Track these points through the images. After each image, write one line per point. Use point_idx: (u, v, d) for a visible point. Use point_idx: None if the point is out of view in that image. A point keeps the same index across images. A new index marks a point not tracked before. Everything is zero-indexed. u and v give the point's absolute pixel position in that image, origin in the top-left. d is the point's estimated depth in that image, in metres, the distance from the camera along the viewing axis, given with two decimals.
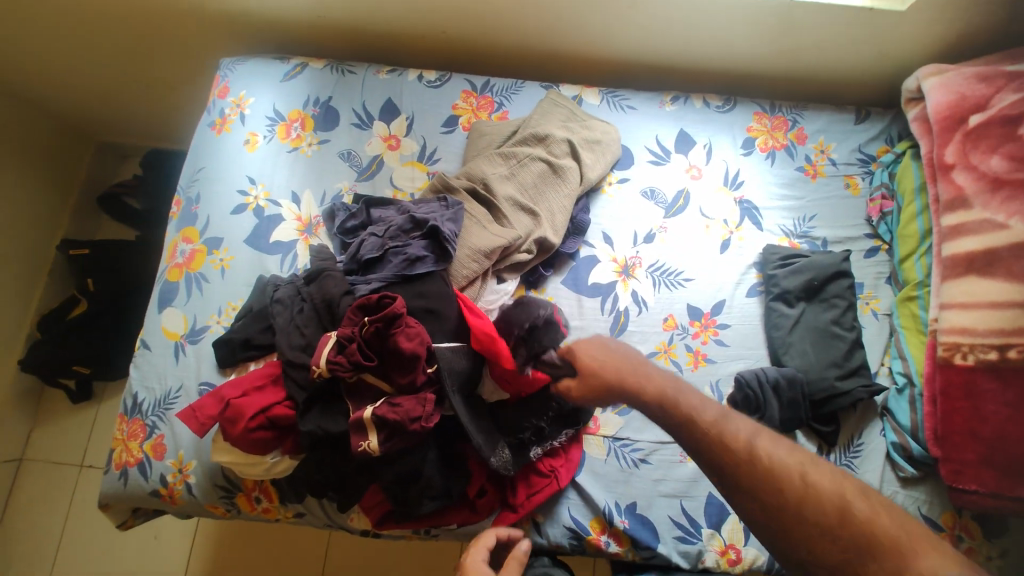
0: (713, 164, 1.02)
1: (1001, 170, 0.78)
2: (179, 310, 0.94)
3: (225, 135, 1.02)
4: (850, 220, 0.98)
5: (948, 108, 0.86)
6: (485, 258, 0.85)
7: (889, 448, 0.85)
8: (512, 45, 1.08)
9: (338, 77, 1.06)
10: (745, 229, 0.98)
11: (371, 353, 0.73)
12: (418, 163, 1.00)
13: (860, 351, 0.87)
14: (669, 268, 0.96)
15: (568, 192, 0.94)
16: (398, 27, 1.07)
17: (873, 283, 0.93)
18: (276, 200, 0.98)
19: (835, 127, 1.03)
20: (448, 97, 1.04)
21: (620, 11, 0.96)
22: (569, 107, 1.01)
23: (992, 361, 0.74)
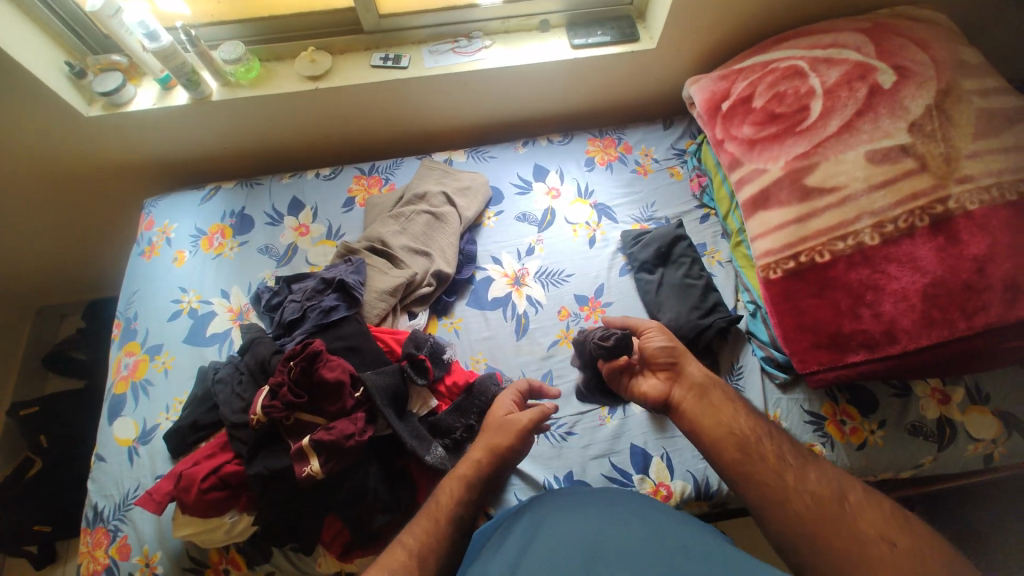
0: (567, 183, 1.26)
1: (751, 134, 1.04)
2: (129, 418, 1.00)
3: (156, 258, 1.18)
4: (680, 199, 1.22)
5: (707, 103, 1.15)
6: (390, 295, 1.02)
7: (763, 364, 1.01)
8: (388, 134, 1.33)
9: (249, 190, 1.26)
10: (605, 226, 1.19)
11: (301, 391, 0.85)
12: (329, 240, 1.18)
13: (713, 292, 1.07)
14: (552, 270, 1.14)
15: (453, 230, 1.14)
16: (291, 141, 1.31)
17: (711, 241, 1.16)
18: (209, 300, 1.12)
19: (650, 136, 1.32)
20: (344, 184, 1.26)
21: (455, 91, 1.23)
22: (441, 167, 1.25)
23: (793, 268, 0.93)
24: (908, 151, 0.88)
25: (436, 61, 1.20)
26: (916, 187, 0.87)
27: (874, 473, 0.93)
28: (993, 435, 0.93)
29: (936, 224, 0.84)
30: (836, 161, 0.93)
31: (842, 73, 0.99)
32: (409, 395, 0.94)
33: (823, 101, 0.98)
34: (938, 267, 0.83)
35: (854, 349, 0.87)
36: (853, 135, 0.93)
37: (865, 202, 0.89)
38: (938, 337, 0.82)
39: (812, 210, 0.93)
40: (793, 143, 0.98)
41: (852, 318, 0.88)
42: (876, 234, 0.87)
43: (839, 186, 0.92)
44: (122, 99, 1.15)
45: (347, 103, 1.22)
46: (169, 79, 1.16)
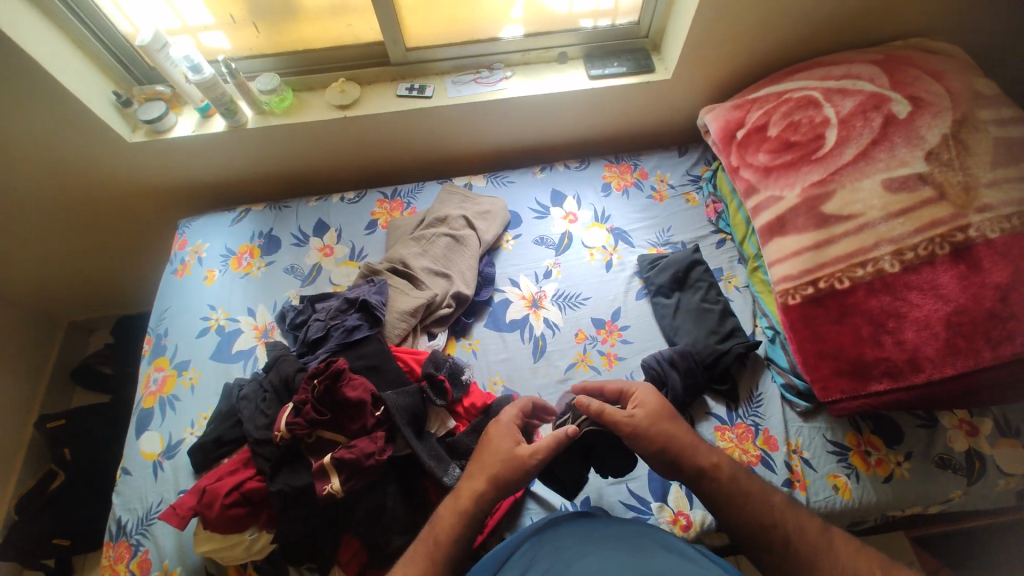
0: (584, 208, 1.28)
1: (767, 161, 1.06)
2: (155, 432, 1.03)
3: (187, 277, 1.23)
4: (696, 224, 1.23)
5: (723, 131, 1.17)
6: (410, 316, 1.04)
7: (783, 391, 1.00)
8: (411, 160, 1.38)
9: (277, 212, 1.31)
10: (621, 250, 1.21)
11: (323, 409, 0.86)
12: (351, 261, 1.22)
13: (730, 318, 1.07)
14: (569, 293, 1.15)
15: (472, 253, 1.16)
16: (319, 166, 1.37)
17: (728, 266, 1.17)
18: (235, 318, 1.16)
19: (666, 162, 1.35)
20: (367, 208, 1.31)
21: (477, 119, 1.28)
22: (461, 192, 1.28)
23: (811, 294, 0.93)
24: (926, 180, 0.89)
25: (459, 91, 1.25)
26: (935, 215, 0.87)
27: (903, 507, 0.91)
28: None
29: (957, 252, 0.84)
30: (853, 189, 0.94)
31: (856, 103, 1.01)
32: (427, 415, 0.95)
33: (838, 131, 0.99)
34: (960, 295, 0.82)
35: (877, 377, 0.86)
36: (870, 163, 0.94)
37: (883, 229, 0.89)
38: (963, 366, 0.81)
39: (830, 236, 0.93)
40: (810, 171, 1.00)
41: (873, 345, 0.87)
42: (896, 260, 0.87)
43: (857, 213, 0.92)
44: (164, 127, 1.22)
45: (373, 131, 1.27)
46: (208, 108, 1.23)
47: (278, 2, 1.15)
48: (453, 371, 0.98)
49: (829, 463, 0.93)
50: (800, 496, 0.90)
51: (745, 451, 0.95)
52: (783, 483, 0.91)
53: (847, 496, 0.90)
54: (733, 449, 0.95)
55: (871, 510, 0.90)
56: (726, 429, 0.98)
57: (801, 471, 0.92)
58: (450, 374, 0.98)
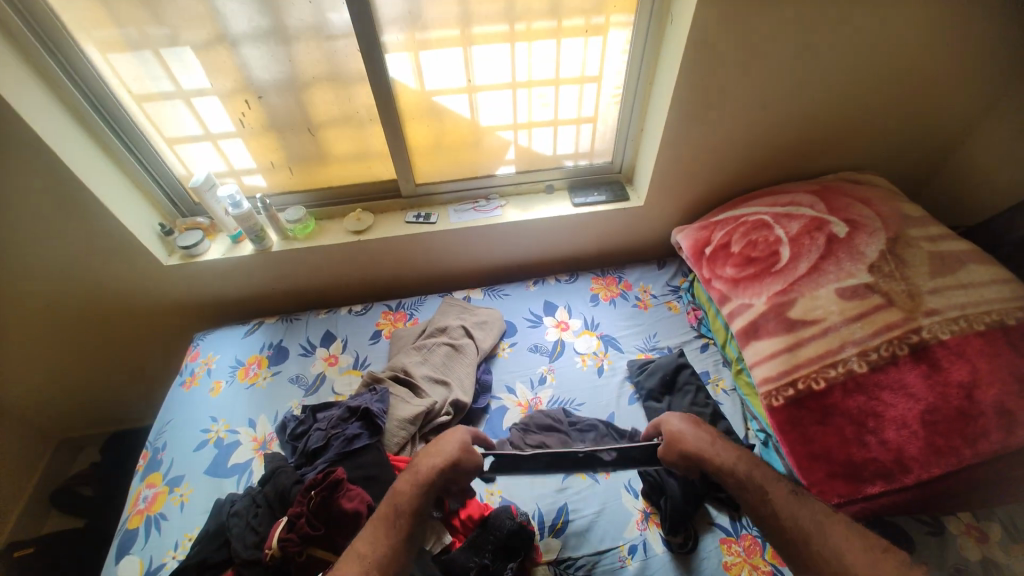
0: (575, 317, 1.38)
1: (734, 273, 1.19)
2: (135, 556, 0.98)
3: (194, 388, 1.27)
4: (680, 330, 1.33)
5: (692, 248, 1.32)
6: (410, 423, 1.07)
7: None
8: (415, 276, 1.52)
9: (288, 324, 1.40)
10: (611, 355, 1.28)
11: (317, 522, 0.85)
12: (354, 370, 1.28)
13: (721, 420, 1.10)
14: (564, 399, 1.19)
15: (470, 360, 1.23)
16: (331, 282, 1.50)
17: (714, 369, 1.23)
18: (236, 429, 1.18)
19: (647, 275, 1.49)
20: (373, 319, 1.40)
21: (475, 240, 1.44)
22: (460, 304, 1.39)
23: (792, 395, 0.98)
24: (874, 288, 1.00)
25: (460, 218, 1.43)
26: (888, 319, 0.96)
27: None
28: None
29: (915, 352, 0.92)
30: (812, 297, 1.05)
31: (802, 224, 1.17)
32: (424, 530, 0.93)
33: (791, 247, 1.14)
34: (929, 393, 0.88)
35: (870, 479, 0.87)
36: (822, 274, 1.07)
37: (845, 332, 0.98)
38: (949, 465, 0.83)
39: (799, 339, 1.02)
40: (772, 281, 1.12)
41: (859, 446, 0.90)
42: (863, 361, 0.94)
43: (820, 318, 1.02)
44: (198, 251, 1.37)
45: (383, 252, 1.43)
46: (240, 235, 1.39)
47: (311, 152, 1.38)
48: None
49: None
50: None
51: (755, 566, 0.91)
52: None
53: None
54: (742, 565, 0.92)
55: None
56: (732, 542, 0.95)
57: None
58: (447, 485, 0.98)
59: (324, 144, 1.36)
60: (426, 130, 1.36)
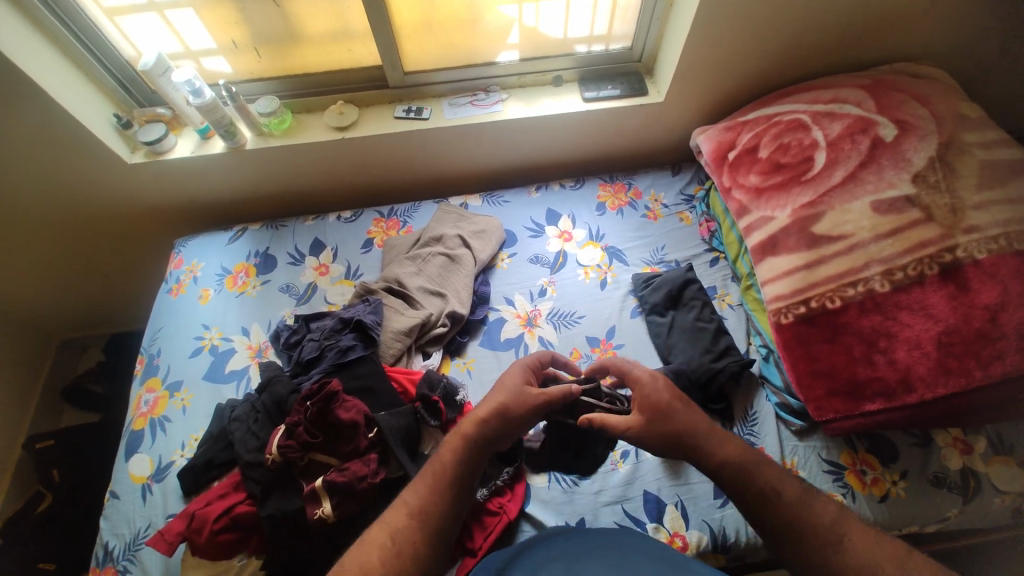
0: (579, 227, 1.29)
1: (758, 182, 1.08)
2: (145, 454, 1.03)
3: (181, 296, 1.23)
4: (690, 243, 1.25)
5: (714, 152, 1.19)
6: (405, 335, 1.04)
7: (778, 410, 1.00)
8: (407, 181, 1.39)
9: (273, 231, 1.32)
10: (616, 268, 1.22)
11: (315, 431, 0.85)
12: (347, 280, 1.22)
13: (724, 335, 1.07)
14: (564, 312, 1.16)
15: (467, 272, 1.17)
16: (317, 187, 1.37)
17: (722, 284, 1.17)
18: (229, 337, 1.16)
19: (659, 181, 1.36)
20: (363, 227, 1.32)
21: (472, 140, 1.29)
22: (457, 212, 1.29)
23: (803, 313, 0.93)
24: (913, 202, 0.91)
25: (455, 113, 1.27)
26: (922, 236, 0.88)
27: (900, 526, 0.91)
28: (1021, 488, 0.90)
29: (945, 272, 0.85)
30: (842, 210, 0.96)
31: (843, 126, 1.03)
32: (420, 436, 0.94)
33: (826, 153, 1.02)
34: (950, 315, 0.83)
35: (870, 397, 0.86)
36: (858, 185, 0.96)
37: (872, 250, 0.91)
38: (957, 386, 0.81)
39: (820, 257, 0.95)
40: (799, 192, 1.02)
41: (865, 365, 0.87)
42: (886, 281, 0.88)
43: (847, 234, 0.93)
44: (164, 148, 1.23)
45: (370, 153, 1.29)
46: (208, 130, 1.24)
47: (279, 29, 1.17)
48: (443, 391, 0.97)
49: (826, 483, 0.93)
50: None
51: None
52: None
53: None
54: None
55: (869, 530, 0.90)
56: None
57: None
58: (444, 395, 0.96)
59: (292, 18, 1.15)
60: (413, 3, 1.14)
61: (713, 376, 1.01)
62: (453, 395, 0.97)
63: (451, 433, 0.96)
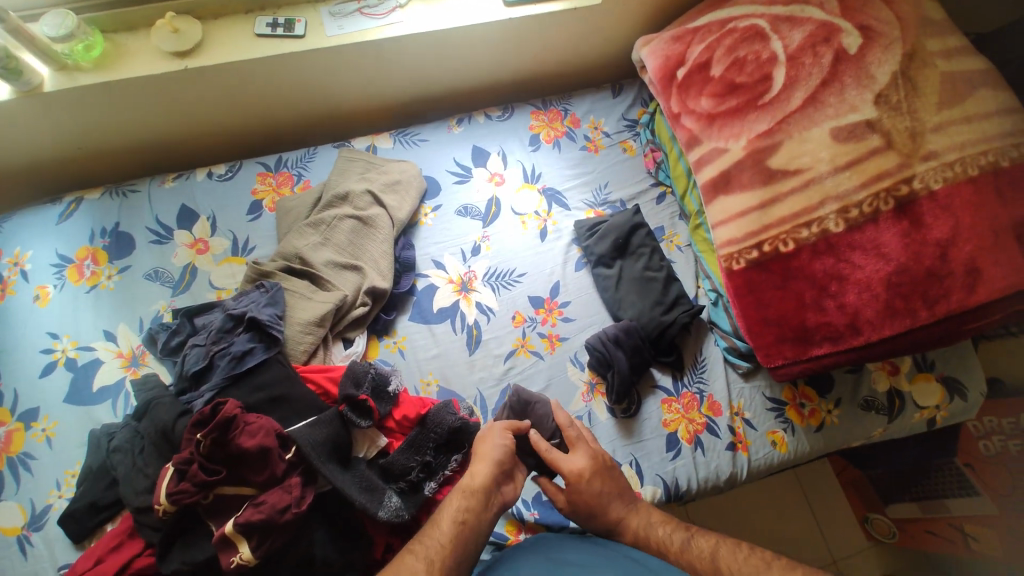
0: (511, 166, 1.11)
1: (710, 107, 0.94)
2: (10, 501, 0.83)
3: (9, 299, 0.95)
4: (635, 178, 1.12)
5: (661, 70, 1.01)
6: (317, 326, 0.87)
7: (726, 353, 0.97)
8: (295, 121, 1.11)
9: (120, 200, 1.02)
10: (556, 214, 1.08)
11: (216, 466, 0.70)
12: (235, 257, 0.99)
13: (674, 283, 1.00)
14: (502, 270, 1.02)
15: (385, 237, 0.98)
16: (172, 137, 1.06)
17: (670, 223, 1.08)
18: (88, 345, 0.92)
19: (599, 105, 1.18)
20: (245, 185, 1.05)
21: (370, 65, 1.02)
22: (363, 158, 1.06)
23: (756, 258, 0.87)
24: (873, 127, 0.82)
25: (339, 27, 0.97)
26: (881, 167, 0.81)
27: (831, 450, 0.95)
28: (937, 401, 0.96)
29: (900, 207, 0.80)
30: (800, 138, 0.86)
31: (805, 35, 0.90)
32: (353, 438, 0.83)
33: (786, 69, 0.89)
34: (901, 255, 0.79)
35: (818, 342, 0.83)
36: (818, 108, 0.85)
37: (829, 185, 0.83)
38: (901, 327, 0.80)
39: (776, 194, 0.86)
40: (754, 119, 0.89)
41: (815, 310, 0.83)
42: (841, 220, 0.82)
43: (803, 167, 0.85)
44: None
45: (237, 88, 0.99)
46: None
47: None
48: (371, 387, 0.84)
49: (768, 420, 0.93)
50: (742, 458, 0.91)
51: (691, 421, 0.93)
52: (726, 447, 0.91)
53: (783, 449, 0.92)
54: (679, 420, 0.93)
55: (804, 457, 0.94)
56: (672, 401, 0.94)
57: (743, 432, 0.92)
58: (373, 390, 0.84)
59: None
60: None
61: (663, 330, 0.95)
62: (383, 388, 0.85)
63: (390, 430, 0.86)
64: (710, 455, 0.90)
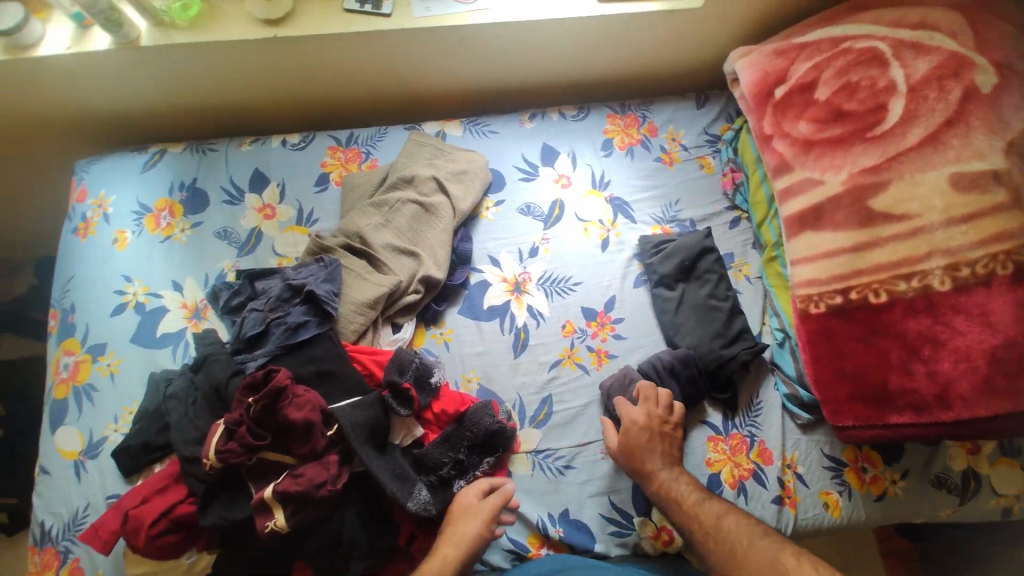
0: (579, 170, 1.07)
1: (809, 133, 0.87)
2: (73, 427, 0.89)
3: (91, 239, 1.00)
4: (710, 197, 1.05)
5: (757, 85, 0.93)
6: (369, 308, 0.87)
7: (785, 401, 0.91)
8: (371, 98, 1.10)
9: (200, 157, 1.05)
10: (620, 225, 1.03)
11: (262, 431, 0.72)
12: (298, 227, 1.01)
13: (738, 316, 0.94)
14: (558, 276, 0.99)
15: (445, 226, 0.97)
16: (253, 101, 1.08)
17: (741, 250, 1.01)
18: (157, 292, 0.96)
19: (681, 115, 1.12)
20: (316, 157, 1.06)
21: (453, 49, 1.00)
22: (432, 144, 1.05)
23: (840, 304, 0.80)
24: (1002, 179, 0.73)
25: (427, 8, 0.95)
26: (1004, 225, 0.73)
27: (888, 522, 0.88)
28: (1018, 491, 0.87)
29: (1020, 273, 0.71)
30: (912, 181, 0.78)
31: (932, 65, 0.81)
32: (391, 425, 0.83)
33: (905, 102, 0.81)
34: (1013, 326, 0.71)
35: (898, 408, 0.76)
36: (938, 150, 0.77)
37: (939, 237, 0.75)
38: (999, 408, 0.72)
39: (874, 239, 0.79)
40: (861, 152, 0.82)
41: (901, 373, 0.76)
42: (947, 278, 0.74)
43: (911, 213, 0.77)
44: (28, 40, 0.91)
45: (321, 60, 0.99)
46: (83, 16, 0.92)
47: None
48: (414, 377, 0.84)
49: (822, 479, 0.87)
50: (788, 514, 0.85)
51: (737, 464, 0.88)
52: (772, 500, 0.85)
53: (836, 514, 0.86)
54: (725, 462, 0.88)
55: (858, 525, 0.87)
56: (720, 440, 0.89)
57: (793, 487, 0.87)
58: (416, 379, 0.84)
59: None
60: None
61: (720, 364, 0.90)
62: (426, 379, 0.85)
63: (427, 422, 0.86)
64: (753, 505, 0.85)
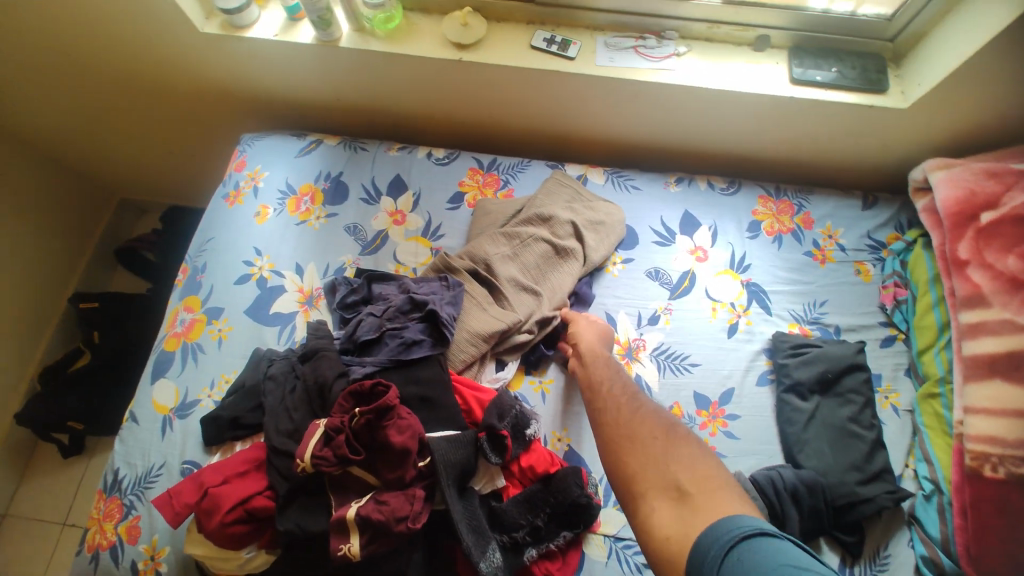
0: (719, 246, 1.00)
1: (1018, 270, 0.78)
2: (171, 382, 0.91)
3: (237, 208, 1.05)
4: (862, 308, 0.95)
5: (957, 204, 0.85)
6: (483, 341, 0.84)
7: (919, 564, 0.75)
8: (522, 131, 1.11)
9: (351, 153, 1.10)
10: (753, 313, 0.95)
11: (359, 447, 0.70)
12: (423, 239, 1.01)
13: (881, 452, 0.81)
14: (675, 352, 0.91)
15: (572, 272, 0.93)
16: (412, 111, 1.11)
17: (891, 375, 0.89)
18: (280, 271, 0.99)
19: (842, 212, 1.03)
20: (456, 175, 1.07)
21: (623, 102, 0.99)
22: (573, 187, 1.03)
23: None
24: None
25: (611, 59, 0.95)
26: None
27: None
28: None
29: None
30: None
31: None
32: (476, 468, 0.77)
33: None
34: None
35: None
36: None
37: None
38: None
39: None
40: None
41: None
42: None
43: None
44: (243, 22, 0.99)
45: (492, 89, 1.01)
46: (297, 10, 0.98)
47: None
48: (511, 424, 0.78)
49: None
50: None
51: None
52: None
53: None
54: None
55: None
56: None
57: None
58: (512, 428, 0.79)
59: None
60: None
61: (853, 503, 0.78)
62: (522, 430, 0.79)
63: (512, 474, 0.80)
64: None
